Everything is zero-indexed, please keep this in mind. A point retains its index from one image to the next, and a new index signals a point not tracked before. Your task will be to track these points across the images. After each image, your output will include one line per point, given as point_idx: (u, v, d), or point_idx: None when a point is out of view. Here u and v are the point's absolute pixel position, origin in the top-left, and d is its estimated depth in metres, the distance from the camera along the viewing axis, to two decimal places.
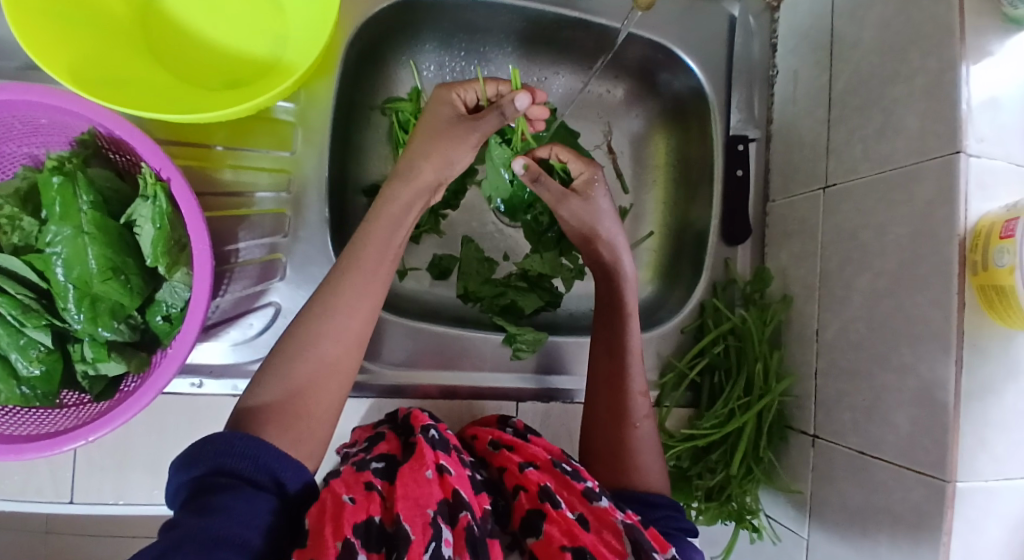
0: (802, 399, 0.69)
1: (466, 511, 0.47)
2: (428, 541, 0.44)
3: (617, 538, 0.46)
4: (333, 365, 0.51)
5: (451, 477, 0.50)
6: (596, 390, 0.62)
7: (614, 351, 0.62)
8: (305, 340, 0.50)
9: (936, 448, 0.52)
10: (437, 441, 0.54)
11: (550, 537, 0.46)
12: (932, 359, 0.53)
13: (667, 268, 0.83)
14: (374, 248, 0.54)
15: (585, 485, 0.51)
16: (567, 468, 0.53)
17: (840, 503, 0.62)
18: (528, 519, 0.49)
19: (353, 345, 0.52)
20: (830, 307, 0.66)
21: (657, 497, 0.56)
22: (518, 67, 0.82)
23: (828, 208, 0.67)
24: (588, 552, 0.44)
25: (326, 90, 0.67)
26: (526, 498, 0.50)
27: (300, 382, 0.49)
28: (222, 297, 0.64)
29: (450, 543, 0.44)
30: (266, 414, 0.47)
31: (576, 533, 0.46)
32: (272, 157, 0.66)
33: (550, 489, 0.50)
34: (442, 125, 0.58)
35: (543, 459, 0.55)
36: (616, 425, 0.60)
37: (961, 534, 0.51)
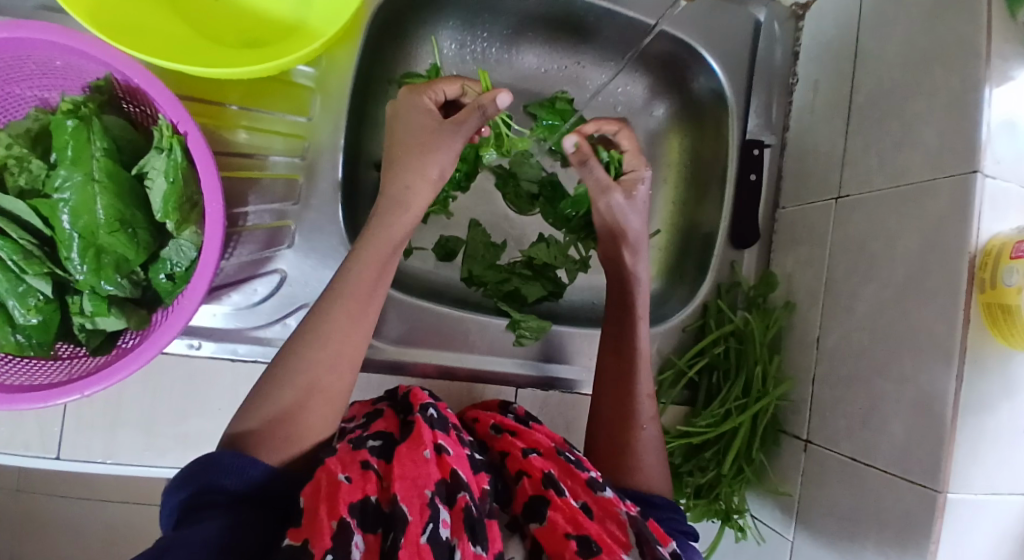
0: (798, 404, 0.70)
1: (464, 492, 0.47)
2: (425, 522, 0.44)
3: (622, 530, 0.46)
4: (326, 390, 0.50)
5: (449, 458, 0.49)
6: (606, 393, 0.62)
7: (625, 354, 0.62)
8: (296, 365, 0.49)
9: (930, 458, 0.53)
10: (435, 420, 0.54)
11: (552, 524, 0.46)
12: (933, 373, 0.54)
13: (672, 266, 0.84)
14: (372, 270, 0.53)
15: (588, 475, 0.51)
16: (571, 457, 0.54)
17: (826, 507, 0.63)
18: (529, 504, 0.49)
19: (346, 366, 0.51)
20: (833, 316, 0.67)
21: (658, 498, 0.56)
22: (539, 54, 0.82)
23: (840, 219, 0.67)
24: (593, 541, 0.44)
25: (348, 57, 0.66)
26: (529, 484, 0.50)
27: (292, 404, 0.48)
28: (228, 260, 0.63)
29: (447, 524, 0.44)
30: (257, 438, 0.47)
31: (580, 522, 0.46)
32: (288, 121, 0.64)
33: (553, 476, 0.50)
34: (421, 131, 0.55)
35: (546, 446, 0.55)
36: (624, 426, 0.60)
37: (949, 544, 0.52)
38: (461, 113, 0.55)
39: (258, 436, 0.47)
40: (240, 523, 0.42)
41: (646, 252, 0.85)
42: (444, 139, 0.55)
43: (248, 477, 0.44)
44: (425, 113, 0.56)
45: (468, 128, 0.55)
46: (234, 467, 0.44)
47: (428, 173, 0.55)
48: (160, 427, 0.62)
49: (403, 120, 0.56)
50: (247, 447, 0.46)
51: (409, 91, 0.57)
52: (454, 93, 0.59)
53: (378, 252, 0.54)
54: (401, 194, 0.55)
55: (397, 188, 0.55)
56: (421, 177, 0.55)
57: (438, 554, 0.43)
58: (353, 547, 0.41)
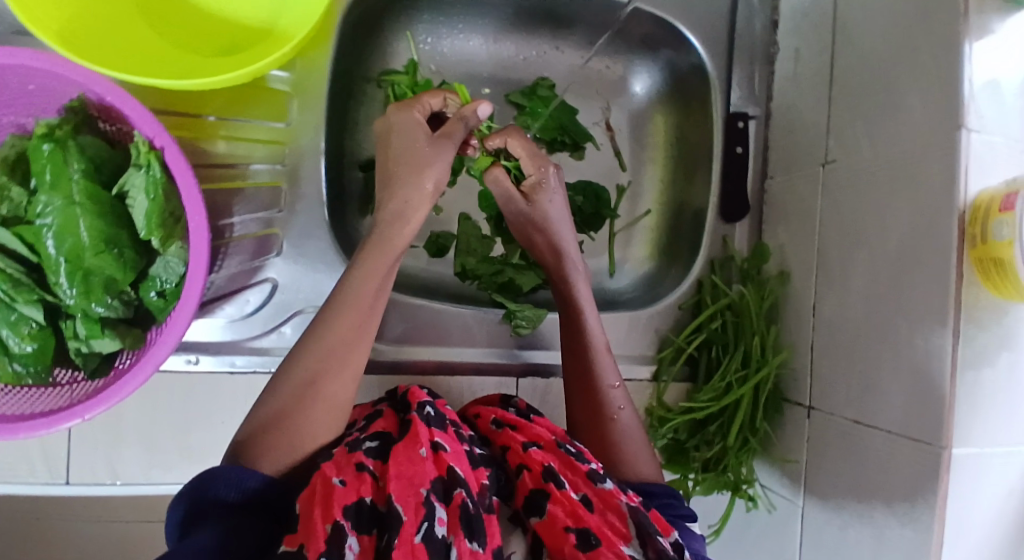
0: (798, 373, 0.70)
1: (461, 488, 0.46)
2: (419, 522, 0.44)
3: (622, 522, 0.46)
4: (325, 401, 0.49)
5: (447, 455, 0.49)
6: (576, 396, 0.62)
7: (579, 353, 0.62)
8: (294, 377, 0.49)
9: (931, 417, 0.53)
10: (432, 418, 0.53)
11: (553, 517, 0.47)
12: (929, 333, 0.54)
13: (664, 246, 0.84)
14: (372, 281, 0.53)
15: (590, 467, 0.51)
16: (571, 450, 0.54)
17: (833, 472, 0.64)
18: (531, 498, 0.49)
19: (348, 377, 0.51)
20: (827, 283, 0.66)
21: (654, 486, 0.55)
22: (517, 41, 0.81)
23: (829, 186, 0.67)
24: (592, 535, 0.45)
25: (323, 59, 0.64)
26: (529, 478, 0.51)
27: (291, 413, 0.48)
28: (217, 273, 0.62)
29: (443, 522, 0.44)
30: (257, 445, 0.46)
31: (579, 515, 0.46)
32: (268, 128, 0.64)
33: (552, 469, 0.50)
34: (420, 146, 0.57)
35: (547, 439, 0.55)
36: (600, 421, 0.60)
37: (956, 499, 0.52)
38: (447, 127, 0.59)
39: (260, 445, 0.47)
40: (241, 530, 0.42)
41: (638, 233, 0.85)
42: (438, 153, 0.57)
43: (246, 485, 0.44)
44: (416, 123, 0.57)
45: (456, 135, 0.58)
46: (228, 477, 0.44)
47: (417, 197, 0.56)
48: (164, 443, 0.62)
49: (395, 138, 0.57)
50: (247, 456, 0.46)
51: (397, 107, 0.59)
52: (438, 104, 0.61)
53: (376, 267, 0.53)
54: (402, 208, 0.55)
55: (398, 203, 0.55)
56: (420, 192, 0.56)
57: (432, 552, 0.43)
58: (346, 550, 0.42)
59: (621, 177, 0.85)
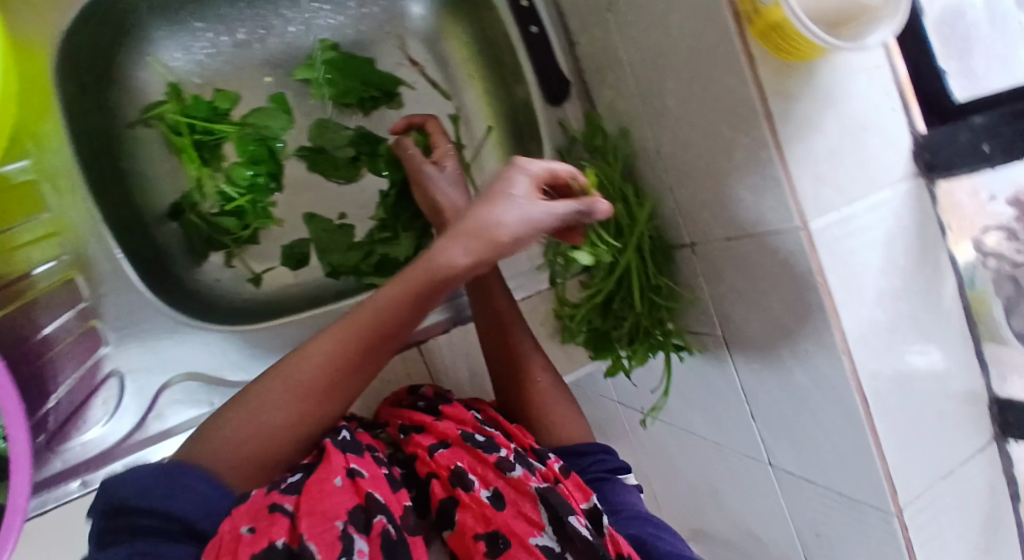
0: (671, 218, 0.68)
1: (381, 514, 0.43)
2: (339, 556, 0.39)
3: (534, 509, 0.46)
4: (261, 437, 0.45)
5: (364, 481, 0.46)
6: (496, 368, 0.64)
7: (495, 327, 0.64)
8: (253, 400, 0.46)
9: (778, 204, 0.52)
10: (348, 443, 0.50)
11: (463, 526, 0.46)
12: (749, 124, 0.51)
13: (514, 154, 0.81)
14: (394, 311, 0.48)
15: (498, 456, 0.49)
16: (479, 440, 0.51)
17: (734, 295, 0.63)
18: (442, 508, 0.48)
19: (304, 414, 0.46)
20: (657, 121, 0.64)
21: (584, 445, 0.59)
22: (272, 16, 0.74)
23: (619, 25, 0.63)
24: (500, 539, 0.45)
25: (56, 129, 0.59)
26: (439, 486, 0.49)
27: (229, 434, 0.45)
28: (59, 391, 0.58)
29: (365, 552, 0.40)
30: (202, 450, 0.45)
31: (488, 517, 0.46)
32: (35, 225, 0.58)
33: (459, 472, 0.49)
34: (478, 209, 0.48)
35: (454, 434, 0.52)
36: (523, 392, 0.63)
37: (836, 270, 0.51)
38: (526, 188, 0.49)
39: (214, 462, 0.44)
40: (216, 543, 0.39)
41: (485, 154, 0.81)
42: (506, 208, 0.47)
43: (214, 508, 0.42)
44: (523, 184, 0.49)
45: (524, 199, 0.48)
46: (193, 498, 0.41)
47: (501, 234, 0.47)
48: None
49: (474, 220, 0.47)
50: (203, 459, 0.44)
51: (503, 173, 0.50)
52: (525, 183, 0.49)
53: (414, 288, 0.47)
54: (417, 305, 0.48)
55: (421, 272, 0.47)
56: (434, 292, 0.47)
57: None
58: None
59: (445, 107, 0.81)
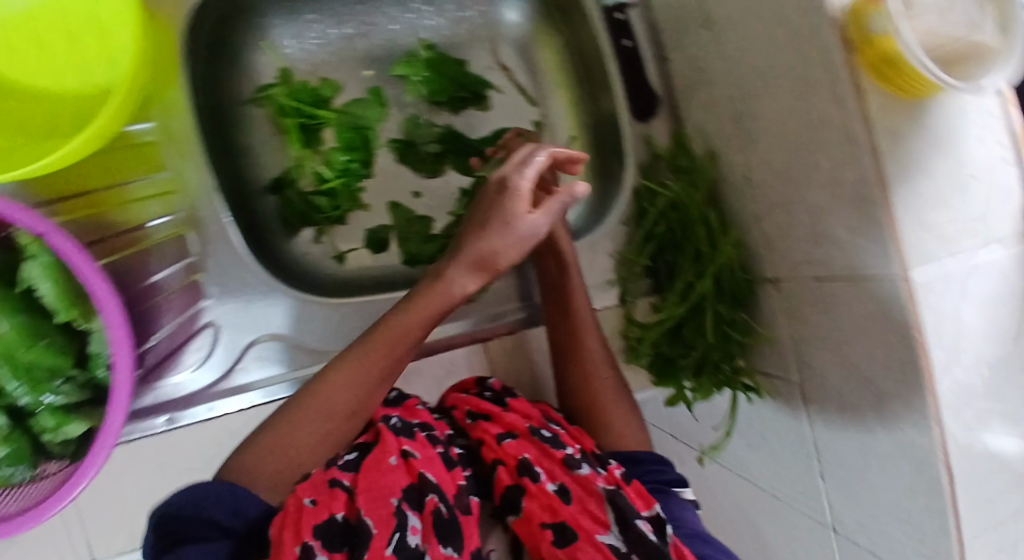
0: (755, 249, 0.66)
1: (433, 493, 0.50)
2: (389, 534, 0.47)
3: (601, 508, 0.52)
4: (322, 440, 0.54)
5: (415, 461, 0.53)
6: (563, 370, 0.68)
7: (574, 331, 0.66)
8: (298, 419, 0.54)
9: (878, 246, 0.49)
10: (399, 427, 0.57)
11: (529, 513, 0.53)
12: (853, 160, 0.49)
13: (593, 167, 0.80)
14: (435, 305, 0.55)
15: (564, 453, 0.57)
16: (545, 434, 0.60)
17: (814, 336, 0.60)
18: (507, 494, 0.55)
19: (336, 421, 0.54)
20: (749, 146, 0.62)
21: (642, 453, 0.63)
22: (376, 12, 0.78)
23: (717, 45, 0.62)
24: (568, 529, 0.52)
25: (180, 96, 0.62)
26: (506, 473, 0.57)
27: (307, 440, 0.53)
28: (158, 334, 0.64)
29: (416, 531, 0.48)
30: (272, 463, 0.52)
31: (555, 509, 0.52)
32: (154, 181, 0.63)
33: (526, 462, 0.56)
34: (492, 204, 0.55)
35: (521, 428, 0.60)
36: (595, 406, 0.66)
37: (937, 331, 0.47)
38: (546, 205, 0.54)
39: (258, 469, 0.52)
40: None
41: None
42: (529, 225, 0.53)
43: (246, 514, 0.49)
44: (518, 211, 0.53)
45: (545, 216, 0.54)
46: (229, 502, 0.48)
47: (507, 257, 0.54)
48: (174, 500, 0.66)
49: (474, 251, 0.54)
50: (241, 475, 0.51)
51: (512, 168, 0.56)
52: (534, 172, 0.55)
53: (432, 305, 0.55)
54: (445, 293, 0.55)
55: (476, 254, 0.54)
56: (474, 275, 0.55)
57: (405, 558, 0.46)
58: None
59: (530, 112, 0.82)
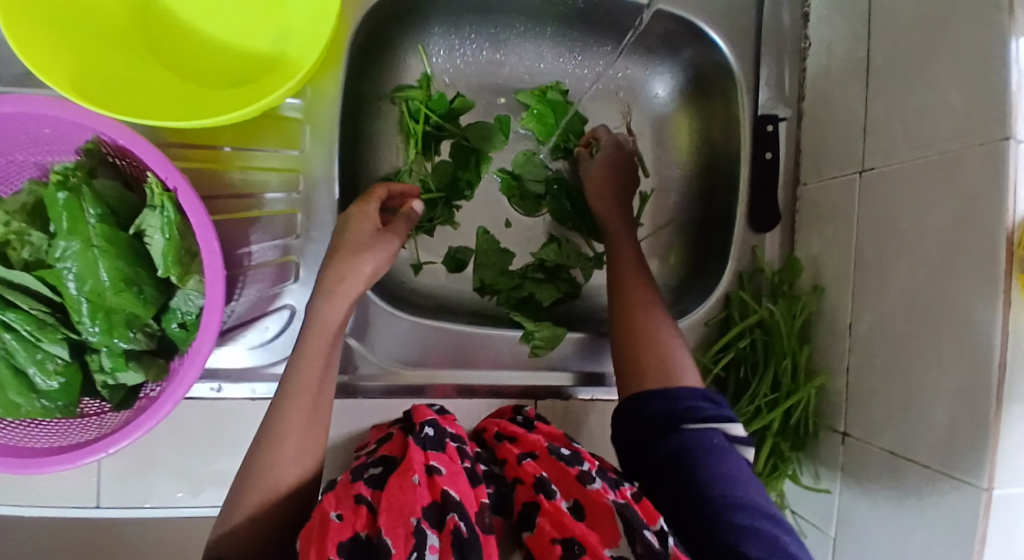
0: (833, 396, 0.67)
1: (454, 511, 0.42)
2: (410, 551, 0.40)
3: (610, 522, 0.43)
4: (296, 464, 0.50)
5: (440, 478, 0.46)
6: (627, 394, 0.57)
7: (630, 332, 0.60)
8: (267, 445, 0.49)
9: (975, 453, 0.50)
10: (430, 440, 0.52)
11: (541, 531, 0.44)
12: (974, 362, 0.50)
13: (688, 257, 0.81)
14: (336, 313, 0.55)
15: (579, 470, 0.49)
16: (563, 453, 0.52)
17: (870, 502, 0.61)
18: (524, 514, 0.47)
19: (312, 437, 0.51)
20: (864, 300, 0.63)
21: (689, 427, 0.51)
22: (534, 45, 0.79)
23: (865, 195, 0.63)
24: (576, 543, 0.41)
25: (332, 85, 0.64)
26: (523, 491, 0.49)
27: (274, 474, 0.48)
28: (237, 301, 0.63)
29: (435, 549, 0.40)
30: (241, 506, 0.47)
31: (565, 524, 0.43)
32: (281, 156, 0.64)
33: (543, 480, 0.48)
34: (364, 239, 0.58)
35: (541, 449, 0.53)
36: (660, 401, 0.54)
37: (995, 537, 0.50)
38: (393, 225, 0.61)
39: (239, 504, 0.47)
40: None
41: (664, 241, 0.82)
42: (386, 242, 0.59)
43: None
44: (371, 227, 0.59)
45: (401, 229, 0.61)
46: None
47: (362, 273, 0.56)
48: (194, 470, 0.64)
49: (348, 259, 0.56)
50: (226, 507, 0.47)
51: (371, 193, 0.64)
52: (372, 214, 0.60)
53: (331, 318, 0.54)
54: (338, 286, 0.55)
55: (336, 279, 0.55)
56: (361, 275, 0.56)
57: None
58: None
59: (644, 182, 0.82)
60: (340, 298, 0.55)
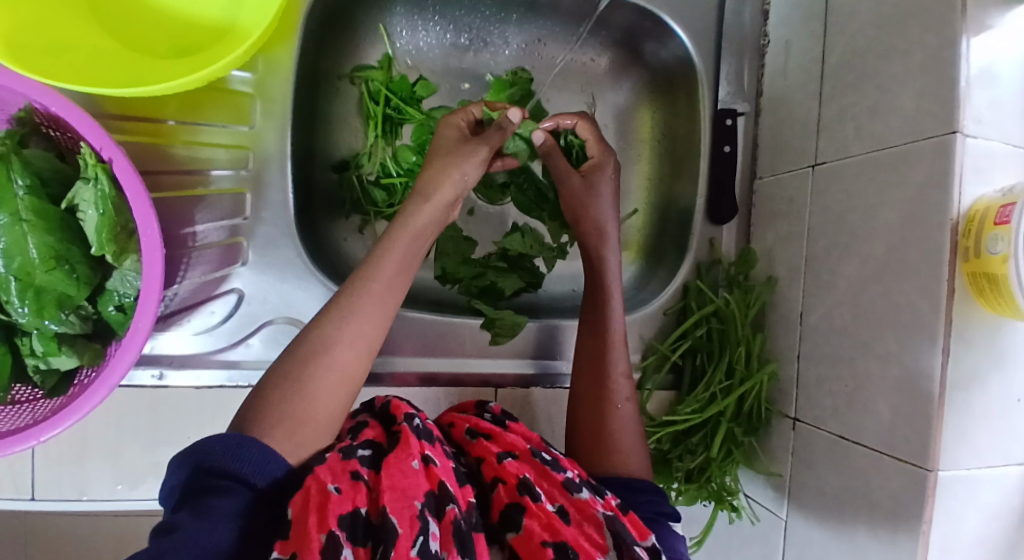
0: (784, 385, 0.68)
1: (452, 504, 0.43)
2: (415, 535, 0.40)
3: (599, 532, 0.45)
4: (342, 379, 0.46)
5: (438, 468, 0.45)
6: (577, 421, 0.59)
7: (600, 340, 0.60)
8: (316, 359, 0.45)
9: (918, 437, 0.51)
10: (421, 429, 0.49)
11: (529, 532, 0.44)
12: (919, 349, 0.51)
13: (647, 248, 0.81)
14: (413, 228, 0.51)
15: (565, 476, 0.49)
16: (546, 457, 0.51)
17: (817, 487, 0.62)
18: (506, 512, 0.47)
19: (363, 353, 0.47)
20: (815, 290, 0.64)
21: (637, 481, 0.54)
22: (498, 31, 0.78)
23: (818, 188, 0.64)
24: (569, 547, 0.43)
25: (286, 58, 0.62)
26: (505, 491, 0.48)
27: (315, 392, 0.45)
28: (180, 284, 0.60)
29: (436, 537, 0.41)
30: (273, 415, 0.43)
31: (556, 528, 0.44)
32: (230, 131, 0.61)
33: (529, 481, 0.48)
34: (451, 144, 0.57)
35: (522, 448, 0.52)
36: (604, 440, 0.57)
37: (940, 524, 0.51)
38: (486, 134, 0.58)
39: (274, 424, 0.43)
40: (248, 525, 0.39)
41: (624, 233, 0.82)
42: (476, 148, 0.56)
43: (270, 471, 0.42)
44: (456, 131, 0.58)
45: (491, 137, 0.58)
46: (259, 458, 0.41)
47: (448, 172, 0.54)
48: (131, 462, 0.61)
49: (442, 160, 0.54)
50: (251, 427, 0.43)
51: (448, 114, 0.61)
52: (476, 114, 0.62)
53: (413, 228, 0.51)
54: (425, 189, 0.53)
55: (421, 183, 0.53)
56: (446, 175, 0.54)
57: None
58: None
59: None
60: (427, 206, 0.52)
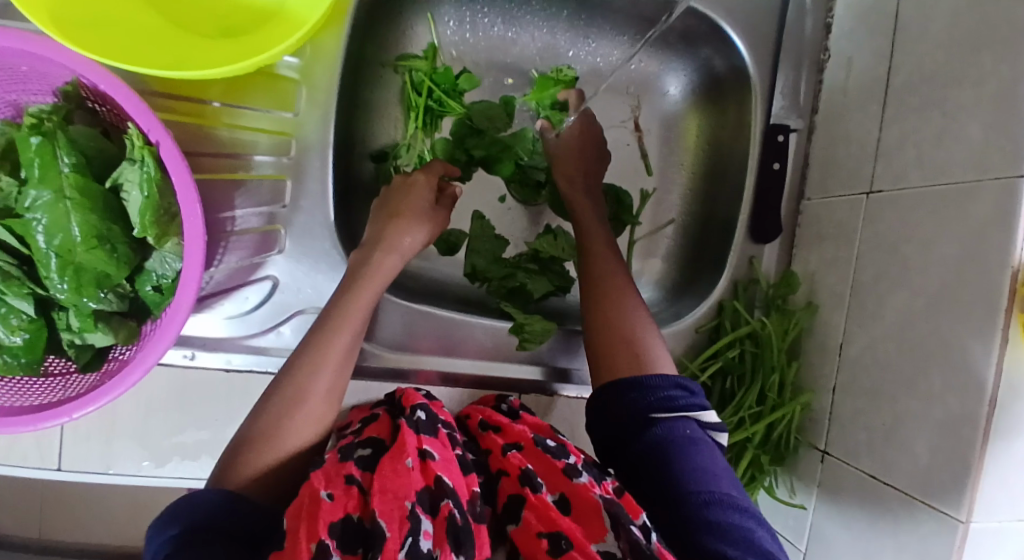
0: (817, 414, 0.66)
1: (449, 499, 0.41)
2: (404, 536, 0.39)
3: (597, 516, 0.42)
4: (317, 425, 0.50)
5: (434, 463, 0.44)
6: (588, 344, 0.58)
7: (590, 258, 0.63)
8: (289, 410, 0.48)
9: (954, 484, 0.50)
10: (421, 424, 0.49)
11: (528, 524, 0.42)
12: (968, 396, 0.49)
13: (685, 260, 0.80)
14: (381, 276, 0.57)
15: (566, 464, 0.47)
16: (551, 445, 0.50)
17: (842, 521, 0.61)
18: (510, 506, 0.45)
19: (332, 399, 0.51)
20: (859, 321, 0.62)
21: (651, 379, 0.51)
22: (547, 27, 0.76)
23: (870, 216, 0.62)
24: (563, 538, 0.40)
25: (334, 47, 0.61)
26: (508, 484, 0.47)
27: (292, 441, 0.48)
28: (216, 268, 0.60)
29: (429, 534, 0.39)
30: (251, 466, 0.46)
31: (553, 519, 0.42)
32: (273, 117, 0.61)
33: (530, 473, 0.46)
34: (420, 209, 0.62)
35: (526, 439, 0.51)
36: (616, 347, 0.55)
37: None
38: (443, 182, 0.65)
39: (249, 473, 0.45)
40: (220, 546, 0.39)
41: (660, 243, 0.81)
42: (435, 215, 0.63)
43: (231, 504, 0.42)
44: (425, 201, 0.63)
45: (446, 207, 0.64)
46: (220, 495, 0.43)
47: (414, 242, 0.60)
48: (158, 440, 0.61)
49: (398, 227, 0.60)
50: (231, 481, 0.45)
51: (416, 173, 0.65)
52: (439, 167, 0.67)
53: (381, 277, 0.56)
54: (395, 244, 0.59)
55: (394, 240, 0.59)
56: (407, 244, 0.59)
57: None
58: None
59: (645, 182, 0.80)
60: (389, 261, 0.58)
